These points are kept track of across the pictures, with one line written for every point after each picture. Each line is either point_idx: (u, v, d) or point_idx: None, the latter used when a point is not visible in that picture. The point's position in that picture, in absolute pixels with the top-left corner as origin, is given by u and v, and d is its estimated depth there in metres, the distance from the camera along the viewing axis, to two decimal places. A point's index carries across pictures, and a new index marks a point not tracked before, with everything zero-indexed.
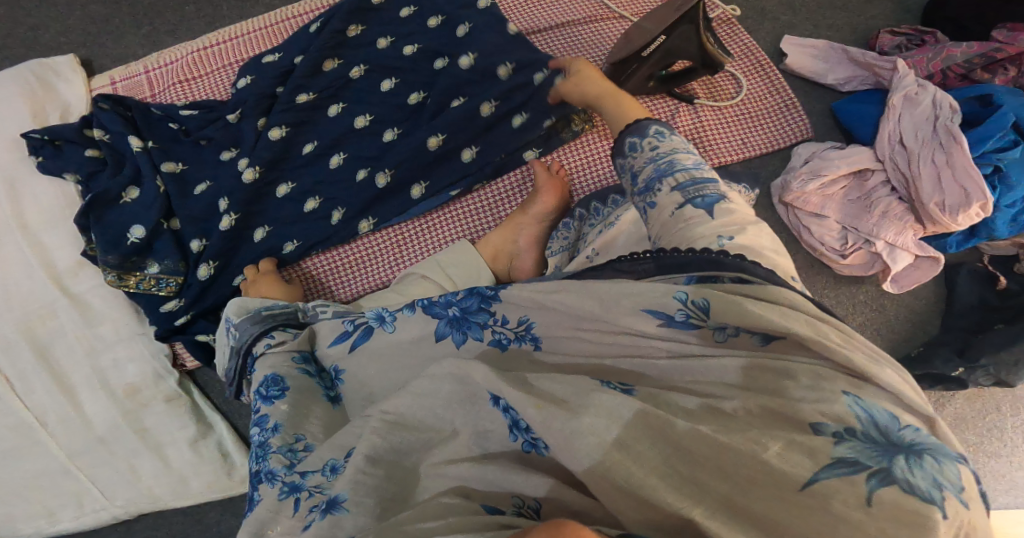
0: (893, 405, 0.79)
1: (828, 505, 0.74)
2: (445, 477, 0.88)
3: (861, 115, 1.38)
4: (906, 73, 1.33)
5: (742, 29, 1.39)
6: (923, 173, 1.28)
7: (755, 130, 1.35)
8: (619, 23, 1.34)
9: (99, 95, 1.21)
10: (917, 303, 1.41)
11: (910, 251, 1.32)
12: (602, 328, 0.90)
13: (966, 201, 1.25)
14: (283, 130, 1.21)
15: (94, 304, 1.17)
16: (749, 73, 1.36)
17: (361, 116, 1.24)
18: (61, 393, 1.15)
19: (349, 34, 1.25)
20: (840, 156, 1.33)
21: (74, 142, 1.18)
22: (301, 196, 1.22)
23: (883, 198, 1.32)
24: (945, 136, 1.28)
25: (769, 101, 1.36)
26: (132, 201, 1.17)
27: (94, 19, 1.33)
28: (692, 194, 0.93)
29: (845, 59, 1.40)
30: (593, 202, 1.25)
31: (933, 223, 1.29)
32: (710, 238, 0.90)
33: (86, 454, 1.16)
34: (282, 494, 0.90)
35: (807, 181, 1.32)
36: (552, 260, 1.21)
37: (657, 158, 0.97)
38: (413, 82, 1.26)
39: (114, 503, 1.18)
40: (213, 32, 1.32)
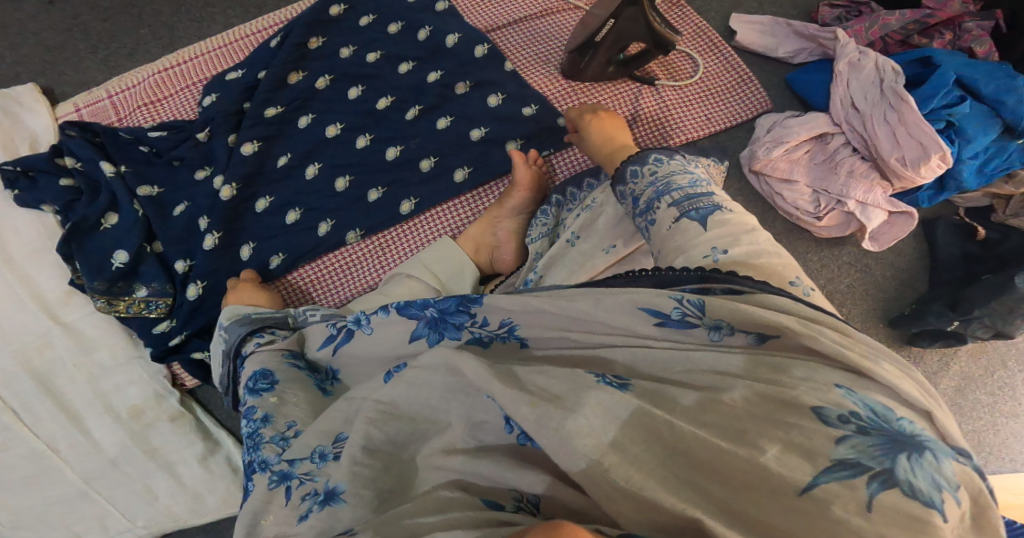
0: (889, 398, 0.77)
1: (826, 511, 0.71)
2: (442, 468, 0.84)
3: (814, 83, 1.42)
4: (847, 42, 1.39)
5: (691, 10, 1.43)
6: (879, 132, 1.32)
7: (718, 105, 1.38)
8: (573, 13, 1.36)
9: (65, 123, 1.20)
10: (901, 260, 1.42)
11: (882, 208, 1.35)
12: (589, 318, 0.88)
13: (924, 154, 1.29)
14: (255, 145, 1.21)
15: (88, 332, 1.14)
16: (704, 52, 1.39)
17: (333, 125, 1.24)
18: (68, 419, 1.12)
19: (310, 46, 1.26)
20: (799, 123, 1.36)
21: (47, 171, 1.16)
22: (281, 209, 1.21)
23: (846, 158, 1.36)
24: (893, 97, 1.32)
25: (726, 77, 1.39)
26: (112, 226, 1.15)
27: (48, 47, 1.31)
28: (687, 209, 0.97)
29: (792, 34, 1.45)
30: (569, 187, 1.27)
31: (900, 178, 1.32)
32: (704, 250, 0.93)
33: (101, 477, 1.13)
34: (272, 483, 0.86)
35: (772, 149, 1.36)
36: (533, 247, 1.22)
37: (655, 181, 1.03)
38: (381, 88, 1.26)
39: (137, 524, 1.14)
40: (172, 54, 1.31)
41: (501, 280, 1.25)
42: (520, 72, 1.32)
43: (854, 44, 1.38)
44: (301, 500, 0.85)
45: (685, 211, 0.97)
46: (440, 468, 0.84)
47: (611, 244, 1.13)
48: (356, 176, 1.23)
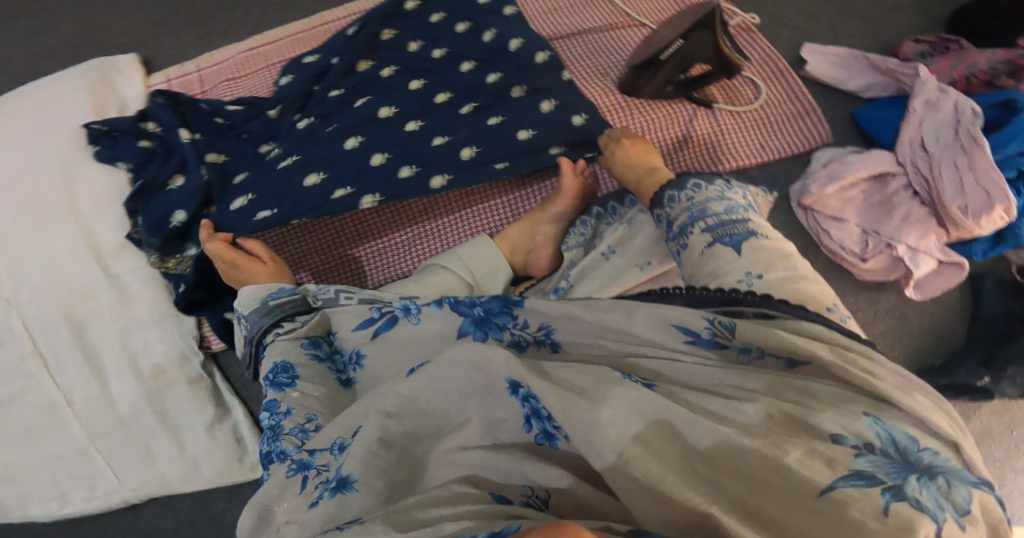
0: (913, 428, 0.83)
1: (845, 512, 0.77)
2: (455, 464, 0.91)
3: (883, 120, 1.38)
4: (928, 79, 1.35)
5: (762, 36, 1.42)
6: (944, 177, 1.29)
7: (774, 135, 1.37)
8: (639, 30, 1.39)
9: (157, 91, 1.32)
10: (942, 311, 1.39)
11: (933, 256, 1.32)
12: (604, 325, 0.94)
13: (988, 203, 1.26)
14: (310, 121, 1.28)
15: (131, 285, 1.28)
16: (768, 79, 1.38)
17: (386, 108, 1.28)
18: (91, 374, 1.26)
19: (382, 38, 1.33)
20: (860, 161, 1.34)
21: (129, 133, 1.30)
22: (306, 170, 1.24)
23: (905, 202, 1.33)
24: (966, 141, 1.29)
25: (788, 107, 1.38)
26: (178, 186, 1.26)
27: (153, 22, 1.47)
28: (721, 234, 1.01)
29: (867, 67, 1.42)
30: (611, 201, 1.30)
31: (957, 227, 1.29)
32: (739, 274, 0.97)
33: (106, 436, 1.26)
34: (290, 471, 0.93)
35: (826, 185, 1.34)
36: (569, 255, 1.27)
37: (691, 207, 1.07)
38: (439, 84, 1.31)
39: (125, 485, 1.27)
40: (258, 35, 1.44)
41: (532, 283, 1.30)
42: (577, 82, 1.35)
43: (936, 81, 1.34)
44: (315, 490, 0.91)
45: (719, 236, 1.01)
46: (453, 463, 0.91)
47: (646, 261, 1.17)
48: (394, 154, 1.26)
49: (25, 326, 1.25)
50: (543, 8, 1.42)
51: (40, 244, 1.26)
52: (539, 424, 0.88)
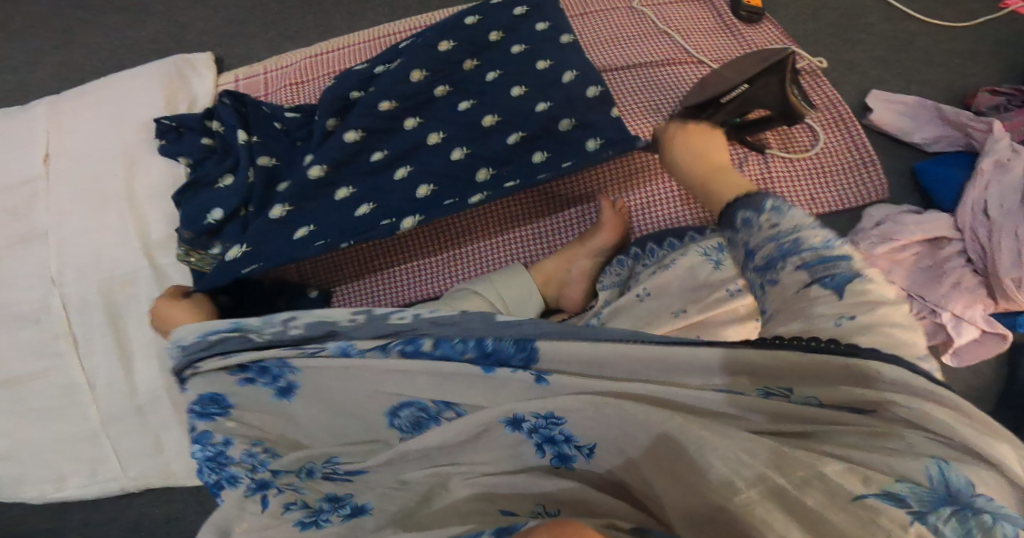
0: (985, 474, 0.77)
1: (872, 528, 0.75)
2: (472, 483, 0.97)
3: (944, 178, 1.33)
4: (1001, 137, 1.28)
5: (827, 80, 1.37)
6: (1004, 246, 1.24)
7: (827, 186, 1.33)
8: (697, 67, 1.35)
9: (224, 91, 1.35)
10: (975, 378, 1.37)
11: (977, 326, 1.27)
12: (668, 365, 0.90)
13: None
14: (359, 134, 1.28)
15: (170, 276, 1.33)
16: (828, 128, 1.34)
17: (434, 133, 1.28)
18: (119, 360, 1.31)
19: (440, 48, 1.31)
20: (916, 222, 1.30)
21: (194, 130, 1.35)
22: (357, 203, 1.25)
23: (956, 268, 1.29)
24: None
25: (846, 158, 1.34)
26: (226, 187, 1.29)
27: (231, 22, 1.51)
28: (821, 273, 0.90)
29: (935, 119, 1.35)
30: (650, 241, 1.30)
31: (1007, 299, 1.25)
32: (830, 316, 0.89)
33: (119, 421, 1.31)
34: (250, 491, 0.96)
35: (876, 244, 1.29)
36: (603, 294, 1.27)
37: (778, 234, 0.95)
38: (489, 105, 1.29)
39: (127, 473, 1.33)
40: (324, 41, 1.46)
41: (565, 317, 1.31)
42: (626, 120, 1.31)
43: (1009, 140, 1.28)
44: (281, 510, 0.96)
45: (818, 276, 0.91)
46: (472, 483, 0.97)
47: (681, 309, 1.18)
48: (439, 186, 1.26)
49: (63, 306, 1.31)
50: (598, 38, 1.39)
51: (93, 228, 1.32)
52: (552, 449, 0.93)
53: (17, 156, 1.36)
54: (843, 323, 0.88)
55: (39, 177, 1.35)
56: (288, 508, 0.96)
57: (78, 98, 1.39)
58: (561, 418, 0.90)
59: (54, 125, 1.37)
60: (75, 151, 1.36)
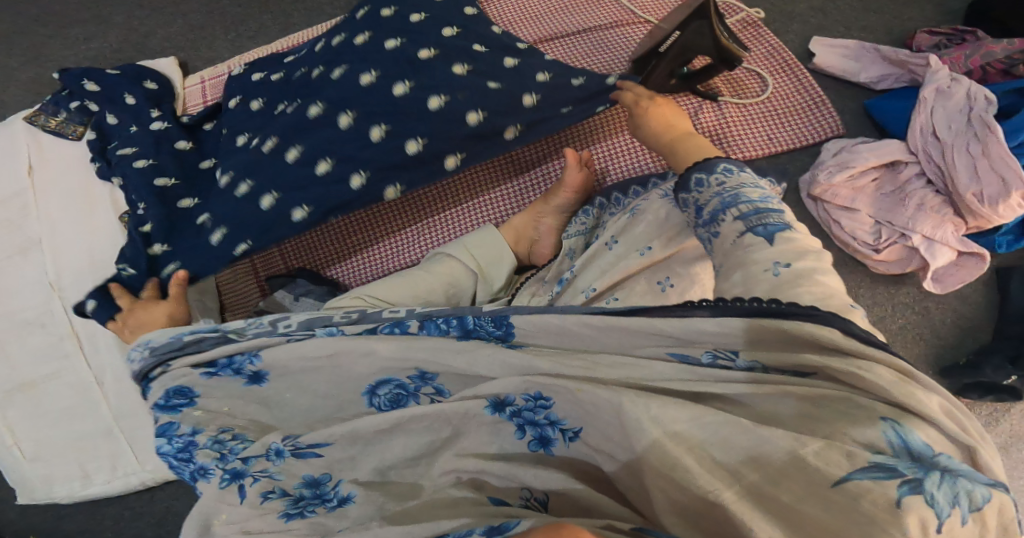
0: (937, 436, 0.79)
1: (857, 504, 0.77)
2: (457, 470, 0.95)
3: (895, 111, 1.36)
4: (939, 68, 1.32)
5: (768, 31, 1.42)
6: (959, 165, 1.26)
7: (782, 126, 1.37)
8: (643, 27, 1.40)
9: (151, 76, 1.33)
10: (965, 307, 1.38)
11: (950, 246, 1.29)
12: (637, 334, 0.92)
13: (1004, 191, 1.23)
14: (298, 150, 1.15)
15: None
16: (775, 72, 1.39)
17: (344, 115, 1.15)
18: (120, 352, 1.20)
19: (361, 83, 1.16)
20: (869, 149, 1.32)
21: (117, 79, 1.30)
22: (289, 204, 1.14)
23: (918, 191, 1.30)
24: (981, 128, 1.26)
25: (798, 99, 1.38)
26: (146, 166, 1.21)
27: (192, 27, 1.43)
28: (755, 223, 0.92)
29: (878, 59, 1.39)
30: (614, 192, 1.31)
31: (974, 215, 1.27)
32: (765, 264, 0.90)
33: (129, 417, 1.21)
34: (224, 482, 0.93)
35: (834, 173, 1.32)
36: (569, 243, 1.28)
37: (723, 191, 0.97)
38: (428, 86, 1.16)
39: (144, 467, 1.22)
40: (239, 56, 1.40)
41: (534, 272, 1.30)
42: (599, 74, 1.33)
43: (948, 69, 1.31)
44: (261, 499, 0.93)
45: (752, 226, 0.93)
46: (457, 469, 0.95)
47: (647, 246, 1.17)
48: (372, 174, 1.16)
49: (65, 308, 1.22)
50: (531, 11, 1.43)
51: (82, 229, 1.24)
52: (534, 430, 0.94)
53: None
54: (778, 272, 0.89)
55: (24, 190, 1.27)
56: (267, 497, 0.93)
57: (49, 107, 1.31)
58: (548, 399, 0.92)
59: (33, 142, 1.30)
60: (60, 159, 1.29)
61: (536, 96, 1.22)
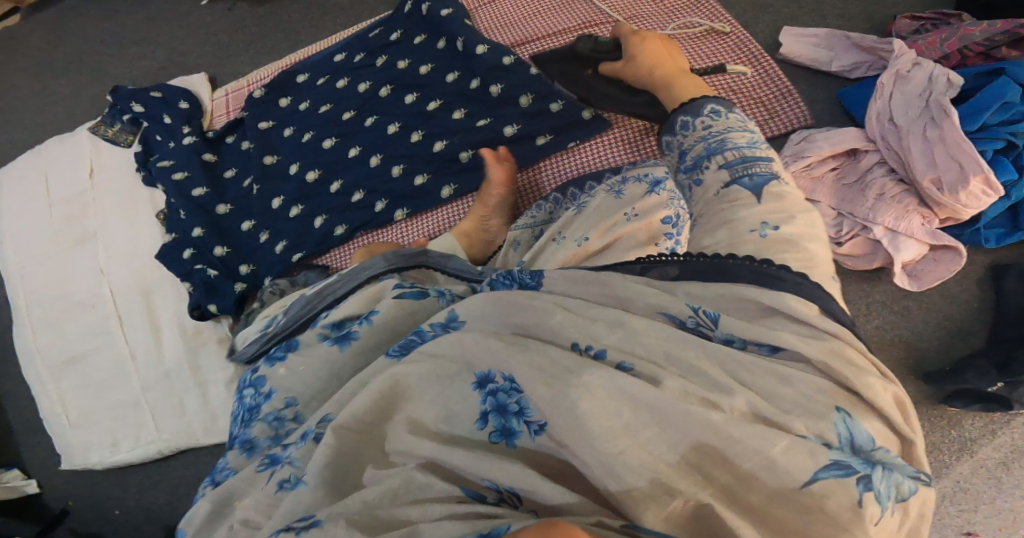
0: (876, 424, 0.79)
1: (823, 504, 0.76)
2: (406, 455, 0.86)
3: (861, 100, 1.35)
4: (904, 52, 1.30)
5: (738, 26, 1.43)
6: (916, 152, 1.25)
7: (748, 119, 1.37)
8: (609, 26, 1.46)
9: (186, 95, 1.53)
10: (952, 308, 1.33)
11: (917, 240, 1.27)
12: (617, 286, 0.90)
13: (962, 176, 1.21)
14: (340, 184, 1.43)
15: (162, 286, 1.41)
16: (738, 66, 1.39)
17: (375, 156, 1.43)
18: (151, 330, 1.39)
19: (388, 132, 1.43)
20: (826, 138, 1.32)
21: (153, 102, 1.51)
22: (332, 223, 1.42)
23: (878, 180, 1.30)
24: (937, 111, 1.24)
25: (763, 91, 1.38)
26: (184, 178, 1.43)
27: (220, 46, 1.65)
28: (740, 173, 0.97)
29: (849, 47, 1.38)
30: (570, 188, 1.35)
31: (939, 206, 1.25)
32: (753, 224, 0.92)
33: (155, 387, 1.37)
34: (260, 466, 0.91)
35: (790, 163, 1.32)
36: (516, 233, 1.33)
37: (709, 134, 1.05)
38: (435, 133, 1.42)
39: (161, 436, 1.36)
40: (255, 71, 1.60)
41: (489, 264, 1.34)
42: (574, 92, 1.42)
43: (911, 53, 1.29)
44: (274, 488, 0.87)
45: (735, 176, 0.97)
46: (408, 451, 0.86)
47: (583, 236, 1.21)
48: (393, 201, 1.42)
49: (110, 291, 1.41)
50: (510, 19, 1.52)
51: (127, 226, 1.45)
52: (496, 421, 0.83)
53: (67, 173, 1.50)
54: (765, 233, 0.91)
55: (86, 191, 1.49)
56: (280, 487, 0.87)
57: (108, 119, 1.54)
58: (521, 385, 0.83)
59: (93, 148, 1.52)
60: (113, 166, 1.50)
61: (514, 126, 1.40)
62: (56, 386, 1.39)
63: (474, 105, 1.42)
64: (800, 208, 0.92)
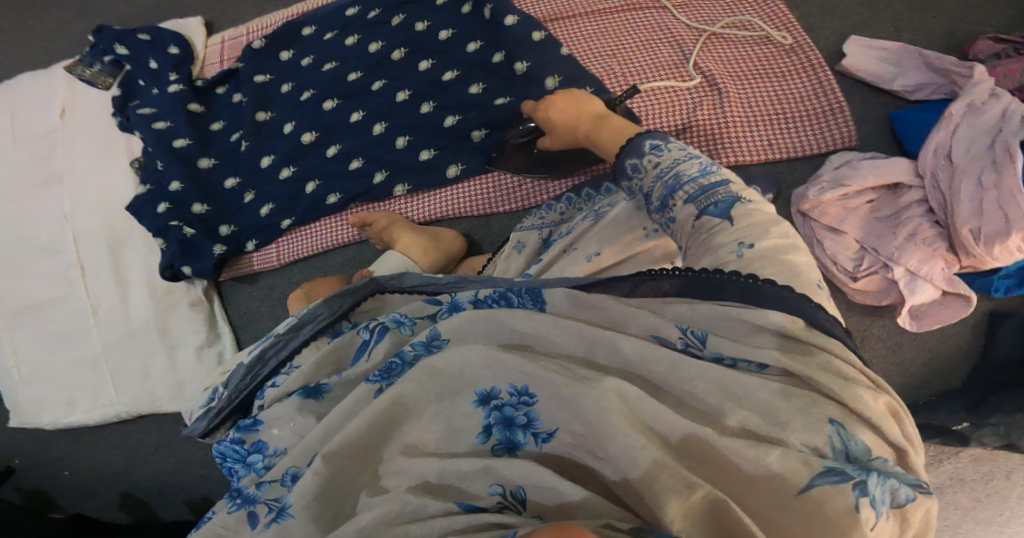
0: (872, 438, 0.79)
1: (817, 508, 0.75)
2: (401, 474, 0.86)
3: (919, 124, 1.22)
4: (982, 81, 1.17)
5: (801, 27, 1.28)
6: (964, 196, 1.13)
7: (789, 132, 1.25)
8: (656, 14, 1.30)
9: (177, 39, 1.36)
10: (943, 347, 1.22)
11: (934, 284, 1.16)
12: (606, 307, 0.90)
13: (1005, 229, 1.11)
14: (337, 149, 1.30)
15: (133, 238, 1.31)
16: (791, 73, 1.26)
17: (378, 124, 1.30)
18: (116, 286, 1.30)
19: (396, 99, 1.30)
20: (871, 166, 1.20)
21: (140, 44, 1.34)
22: (324, 192, 1.31)
23: (914, 218, 1.18)
24: (1000, 153, 1.13)
25: (813, 102, 1.25)
26: (166, 128, 1.30)
27: None
28: (706, 205, 0.91)
29: (919, 65, 1.24)
30: (585, 190, 1.26)
31: (967, 254, 1.15)
32: (730, 245, 0.88)
33: (117, 346, 1.29)
34: (235, 507, 0.88)
35: (826, 190, 1.20)
36: (521, 235, 1.25)
37: (661, 172, 0.96)
38: (448, 106, 1.30)
39: (121, 399, 1.29)
40: (256, 19, 1.43)
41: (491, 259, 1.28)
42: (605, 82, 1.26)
43: (988, 82, 1.17)
44: (262, 526, 0.86)
45: (701, 208, 0.91)
46: (405, 472, 0.86)
47: (595, 251, 1.18)
48: (393, 175, 1.30)
49: (74, 238, 1.30)
50: None
51: (100, 171, 1.32)
52: (498, 433, 0.85)
53: (33, 108, 1.35)
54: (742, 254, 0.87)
55: (57, 129, 1.34)
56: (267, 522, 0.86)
57: (87, 57, 1.36)
58: (533, 396, 0.85)
59: (70, 88, 1.36)
60: (89, 108, 1.35)
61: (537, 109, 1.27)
62: (10, 339, 1.30)
63: (495, 81, 1.29)
64: (773, 222, 0.88)
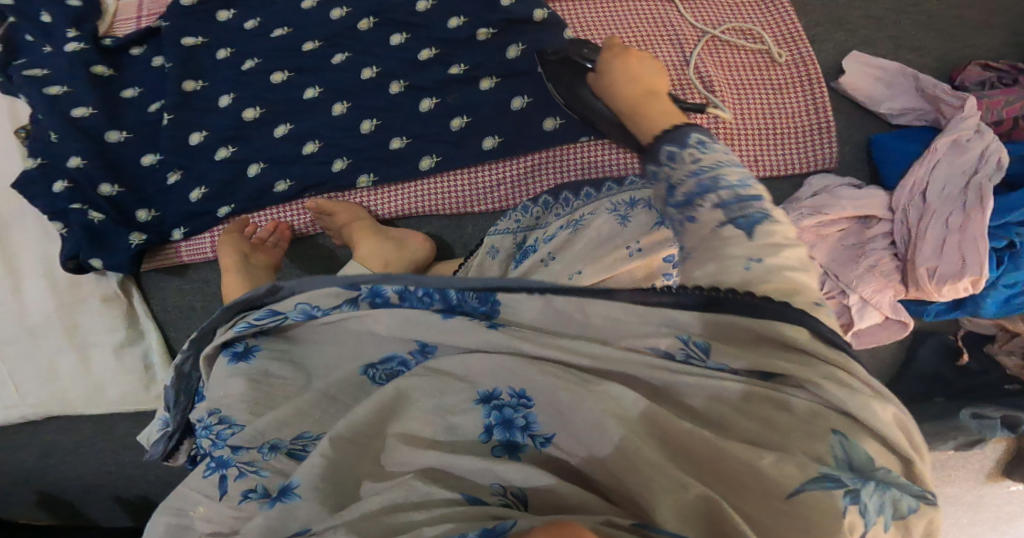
0: (879, 446, 0.71)
1: (812, 518, 0.68)
2: (405, 464, 0.78)
3: (898, 153, 1.24)
4: (970, 115, 1.19)
5: (806, 40, 1.27)
6: (930, 234, 1.17)
7: (773, 148, 1.24)
8: (663, 6, 1.25)
9: None
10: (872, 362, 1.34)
11: (880, 312, 1.22)
12: (604, 324, 0.80)
13: (959, 271, 1.14)
14: (287, 128, 1.18)
15: (24, 221, 1.14)
16: (787, 87, 1.25)
17: (339, 103, 1.18)
18: (6, 275, 1.13)
19: (362, 76, 1.18)
20: (850, 197, 1.22)
21: None
22: (272, 177, 1.18)
23: (877, 251, 1.22)
24: (972, 198, 1.16)
25: (801, 119, 1.24)
26: (60, 94, 1.13)
27: None
28: (735, 214, 0.77)
29: (912, 89, 1.25)
30: (565, 192, 1.15)
31: (917, 288, 1.18)
32: (741, 260, 0.75)
33: (15, 344, 1.14)
34: (208, 470, 0.80)
35: (805, 215, 1.22)
36: (496, 237, 1.14)
37: (699, 171, 0.80)
38: (424, 87, 1.19)
39: (25, 401, 1.15)
40: None
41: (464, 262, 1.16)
42: None
43: (977, 118, 1.19)
44: (239, 498, 0.78)
45: (732, 215, 0.77)
46: (407, 462, 0.78)
47: (577, 269, 1.01)
48: (355, 162, 1.19)
49: None
50: None
51: None
52: (498, 434, 0.78)
53: None
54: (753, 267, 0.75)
55: None
56: (247, 497, 0.78)
57: None
58: (529, 400, 0.78)
59: None
60: None
61: (525, 99, 1.19)
62: None
63: (472, 64, 1.18)
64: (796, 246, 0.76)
